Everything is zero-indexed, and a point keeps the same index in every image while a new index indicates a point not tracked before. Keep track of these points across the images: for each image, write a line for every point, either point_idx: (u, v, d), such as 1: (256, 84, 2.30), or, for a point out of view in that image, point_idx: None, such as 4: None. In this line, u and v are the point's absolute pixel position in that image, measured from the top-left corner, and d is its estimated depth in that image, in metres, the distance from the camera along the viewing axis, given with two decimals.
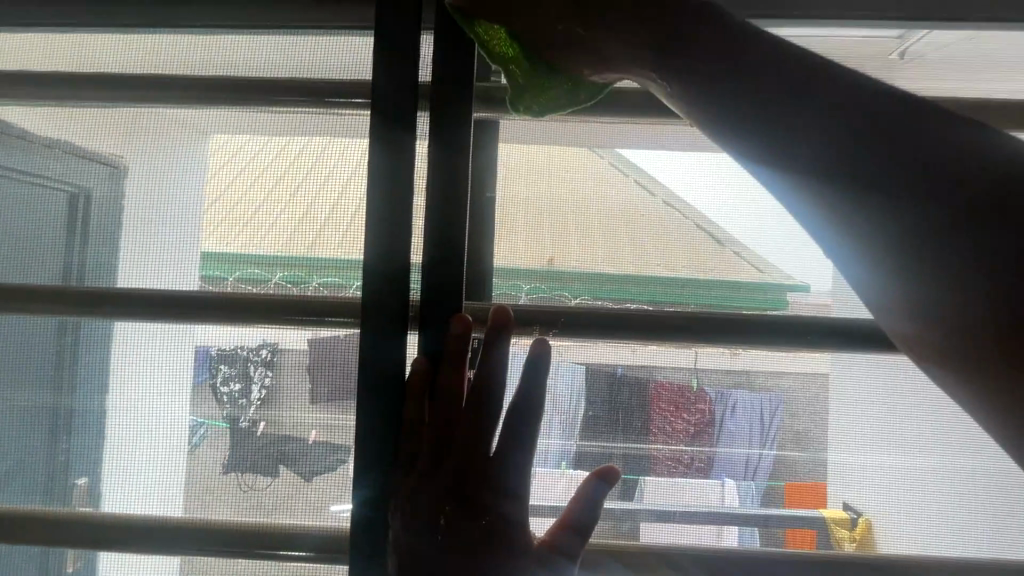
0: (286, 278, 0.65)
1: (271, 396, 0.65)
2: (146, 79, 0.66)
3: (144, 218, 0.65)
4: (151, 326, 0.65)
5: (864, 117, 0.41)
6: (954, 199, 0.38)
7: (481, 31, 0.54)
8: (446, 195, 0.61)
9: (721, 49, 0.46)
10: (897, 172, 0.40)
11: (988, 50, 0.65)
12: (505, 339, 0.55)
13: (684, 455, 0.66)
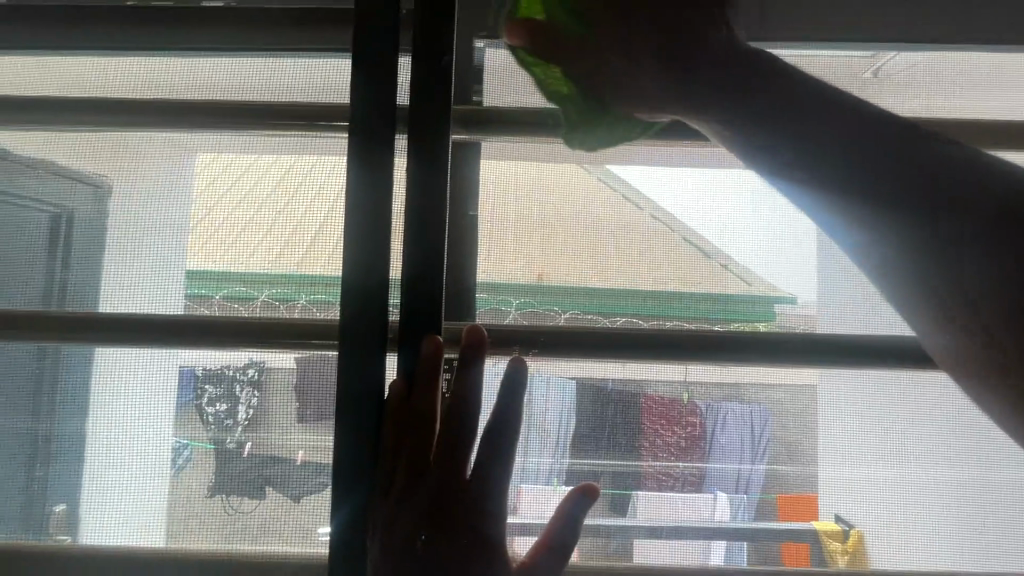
0: (274, 296, 0.64)
1: (257, 416, 0.64)
2: (135, 101, 0.67)
3: (128, 239, 0.65)
4: (136, 346, 0.64)
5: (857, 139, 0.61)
6: (977, 213, 0.57)
7: (541, 71, 0.63)
8: (426, 215, 0.61)
9: (723, 64, 0.63)
10: (911, 192, 0.59)
11: (958, 65, 0.67)
12: (480, 357, 0.58)
13: (675, 470, 0.66)
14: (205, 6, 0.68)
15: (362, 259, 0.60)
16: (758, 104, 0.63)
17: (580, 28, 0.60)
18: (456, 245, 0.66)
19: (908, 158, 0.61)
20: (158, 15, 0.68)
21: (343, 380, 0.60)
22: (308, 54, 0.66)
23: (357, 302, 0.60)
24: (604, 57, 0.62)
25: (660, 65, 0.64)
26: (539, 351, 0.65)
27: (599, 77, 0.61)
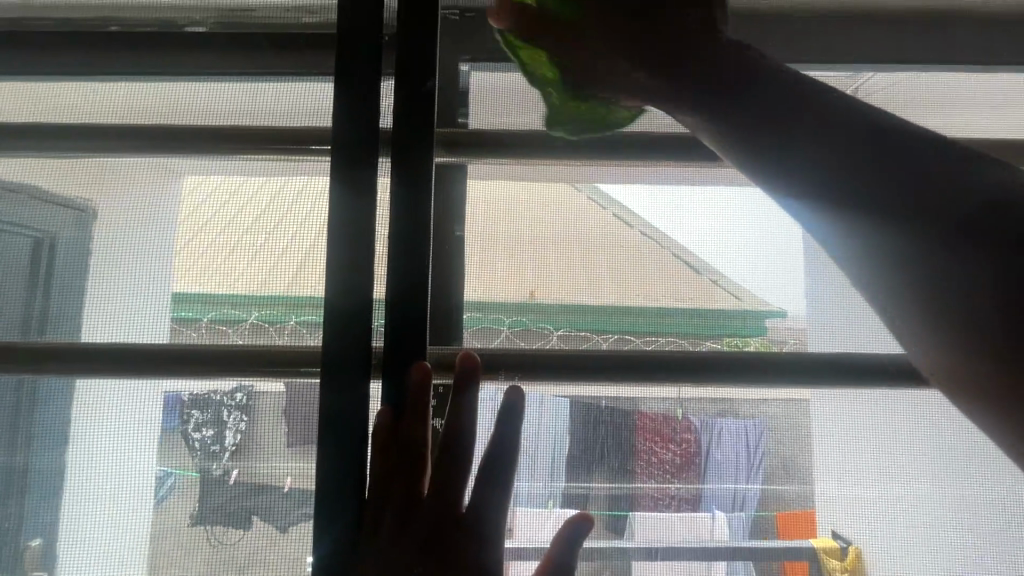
0: (263, 318, 0.64)
1: (245, 442, 0.63)
2: (119, 127, 0.67)
3: (111, 264, 0.64)
4: (118, 377, 0.63)
5: (866, 136, 0.48)
6: (965, 226, 0.43)
7: (527, 56, 0.61)
8: (411, 239, 0.60)
9: (716, 61, 0.54)
10: (901, 196, 0.45)
11: (935, 82, 0.69)
12: (474, 382, 0.57)
13: (671, 489, 0.65)
14: (193, 33, 0.68)
15: (347, 281, 0.60)
16: (764, 107, 0.51)
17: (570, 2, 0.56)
18: (447, 265, 0.66)
19: (926, 157, 0.46)
20: (143, 41, 0.68)
21: (328, 409, 0.59)
22: (297, 77, 0.67)
23: (340, 328, 0.60)
24: (586, 32, 0.56)
25: (673, 62, 0.56)
26: (530, 371, 0.65)
27: (580, 53, 0.57)
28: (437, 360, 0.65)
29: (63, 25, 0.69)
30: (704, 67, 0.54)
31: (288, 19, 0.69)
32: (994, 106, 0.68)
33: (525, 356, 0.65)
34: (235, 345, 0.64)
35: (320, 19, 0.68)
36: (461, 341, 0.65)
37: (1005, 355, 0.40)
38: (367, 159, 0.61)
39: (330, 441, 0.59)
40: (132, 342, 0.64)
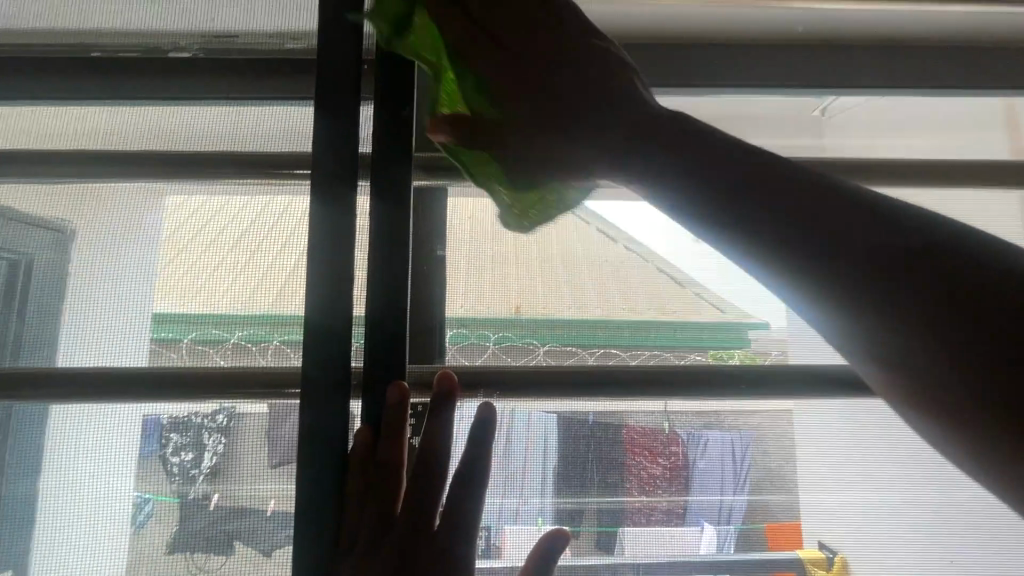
0: (245, 337, 0.63)
1: (226, 465, 0.61)
2: (96, 153, 0.66)
3: (89, 285, 0.63)
4: (96, 401, 0.62)
5: (749, 172, 0.48)
6: (860, 258, 0.44)
7: (451, 156, 0.54)
8: (393, 262, 0.62)
9: (586, 95, 0.50)
10: (785, 229, 0.46)
11: (887, 109, 0.74)
12: (450, 401, 0.59)
13: (661, 502, 0.65)
14: (176, 58, 0.68)
15: (328, 301, 0.59)
16: (627, 123, 0.50)
17: (480, 92, 0.50)
18: (430, 281, 0.66)
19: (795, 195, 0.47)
20: (125, 66, 0.68)
21: (308, 433, 0.58)
22: (279, 98, 0.67)
23: (321, 351, 0.59)
24: (507, 120, 0.51)
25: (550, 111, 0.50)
26: (514, 388, 0.65)
27: (496, 134, 0.51)
28: (416, 379, 0.64)
29: (39, 50, 0.69)
30: (551, 105, 0.50)
31: (272, 45, 0.68)
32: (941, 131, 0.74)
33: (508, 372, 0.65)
34: (218, 366, 0.63)
35: (304, 46, 0.68)
36: (443, 359, 0.65)
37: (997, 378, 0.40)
38: (348, 181, 0.60)
39: (308, 467, 0.58)
40: (110, 366, 0.62)
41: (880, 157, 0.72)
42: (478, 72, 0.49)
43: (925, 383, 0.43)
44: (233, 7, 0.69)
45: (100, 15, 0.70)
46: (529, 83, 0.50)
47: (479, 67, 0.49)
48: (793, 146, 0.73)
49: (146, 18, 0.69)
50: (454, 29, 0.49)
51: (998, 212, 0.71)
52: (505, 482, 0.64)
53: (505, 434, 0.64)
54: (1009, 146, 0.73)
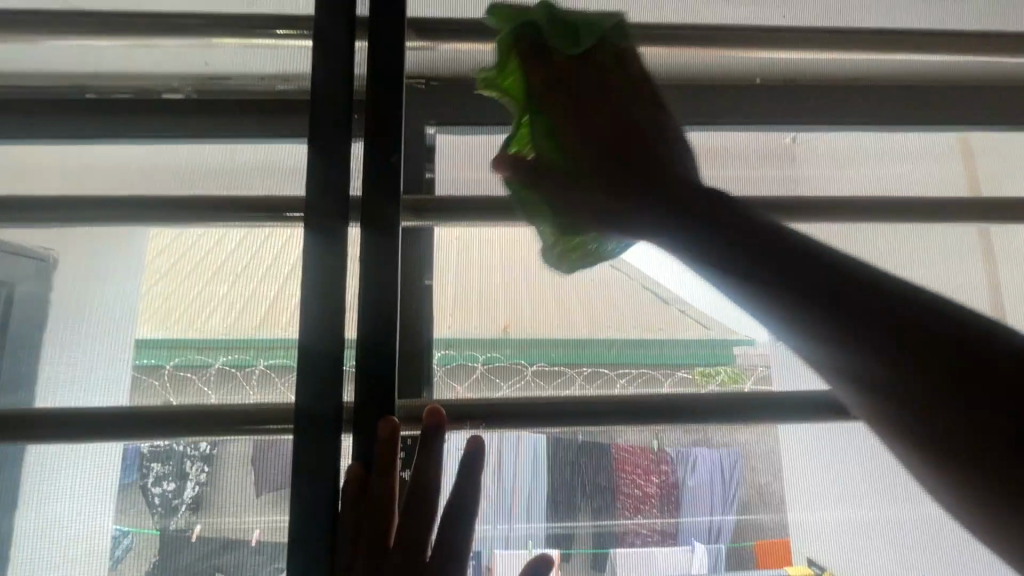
0: (230, 362, 0.62)
1: (210, 495, 0.60)
2: (63, 201, 0.64)
3: (71, 314, 0.63)
4: (69, 439, 0.60)
5: (785, 242, 0.49)
6: (893, 350, 0.44)
7: (519, 192, 0.60)
8: (377, 294, 0.60)
9: (608, 146, 0.57)
10: (816, 295, 0.47)
11: (858, 143, 0.76)
12: (440, 436, 0.58)
13: (655, 523, 0.65)
14: (167, 99, 0.70)
15: (315, 331, 0.59)
16: (636, 181, 0.56)
17: (552, 137, 0.57)
18: (415, 313, 0.66)
19: (805, 272, 0.48)
20: (114, 107, 0.69)
21: (300, 468, 0.58)
22: (268, 126, 0.68)
23: (313, 388, 0.59)
24: (574, 156, 0.57)
25: (631, 165, 0.56)
26: (503, 423, 0.63)
27: (549, 177, 0.57)
28: (405, 413, 0.63)
29: (30, 89, 0.69)
30: (636, 167, 0.56)
31: (262, 87, 0.71)
32: (908, 169, 0.76)
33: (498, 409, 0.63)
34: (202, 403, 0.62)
35: (295, 87, 0.70)
36: (429, 393, 0.65)
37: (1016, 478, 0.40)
38: (339, 215, 0.61)
39: (301, 500, 0.58)
40: (91, 404, 0.61)
41: (849, 190, 0.75)
42: (555, 123, 0.57)
43: (974, 474, 0.42)
44: (221, 49, 0.70)
45: (83, 58, 0.70)
46: (615, 152, 0.57)
47: (557, 123, 0.57)
48: (773, 177, 0.74)
49: (132, 60, 0.70)
50: (542, 85, 0.58)
51: (963, 240, 0.74)
52: (495, 507, 0.63)
53: (498, 458, 0.64)
54: (965, 183, 0.76)
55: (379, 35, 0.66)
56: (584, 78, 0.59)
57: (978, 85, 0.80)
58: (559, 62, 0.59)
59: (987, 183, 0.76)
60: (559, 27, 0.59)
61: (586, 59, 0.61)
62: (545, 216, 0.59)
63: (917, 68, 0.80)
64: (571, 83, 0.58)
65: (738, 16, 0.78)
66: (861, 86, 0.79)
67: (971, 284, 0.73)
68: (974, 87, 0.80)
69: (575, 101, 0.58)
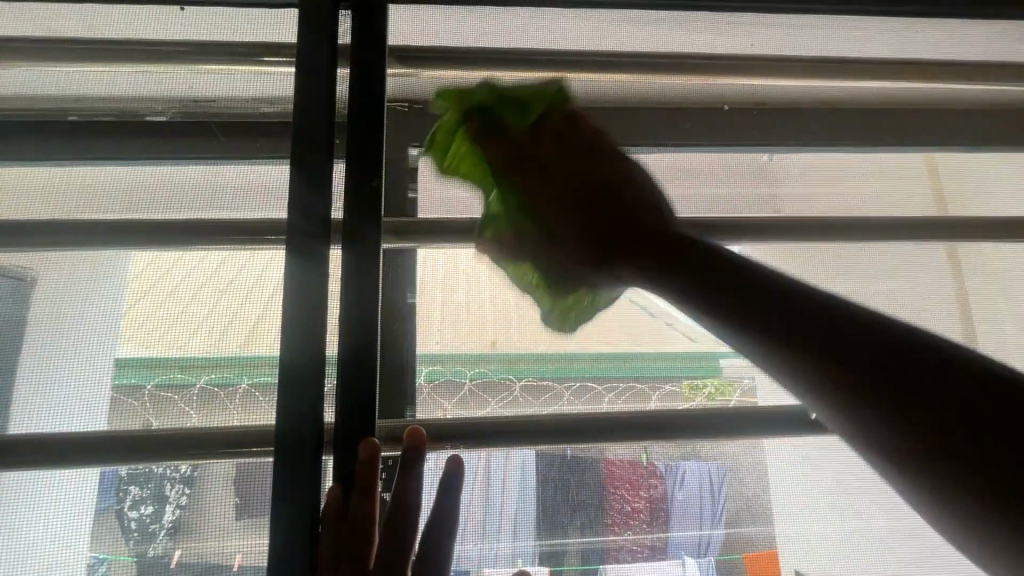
0: (213, 380, 0.61)
1: (190, 518, 0.59)
2: (40, 223, 0.64)
3: (48, 333, 0.62)
4: (41, 466, 0.59)
5: (719, 262, 0.51)
6: (788, 337, 0.47)
7: (515, 269, 0.61)
8: (360, 317, 0.60)
9: (578, 204, 0.55)
10: (751, 307, 0.48)
11: (828, 162, 0.79)
12: (420, 455, 0.58)
13: (645, 538, 0.64)
14: (153, 122, 0.70)
15: (291, 353, 0.57)
16: (624, 249, 0.54)
17: (526, 210, 0.56)
18: (397, 333, 0.66)
19: (743, 279, 0.50)
20: (94, 129, 0.69)
21: (275, 494, 0.55)
22: (251, 146, 0.68)
23: (292, 419, 0.56)
24: (557, 240, 0.56)
25: (607, 233, 0.55)
26: (487, 439, 0.63)
27: (535, 258, 0.58)
28: (385, 434, 0.62)
29: (10, 110, 0.69)
30: (620, 230, 0.54)
31: (246, 108, 0.70)
32: (878, 191, 0.79)
33: (485, 428, 0.64)
34: (184, 426, 0.61)
35: (280, 109, 0.70)
36: (413, 412, 0.64)
37: (942, 428, 0.40)
38: (321, 235, 0.60)
39: (278, 527, 0.55)
40: (70, 429, 0.60)
41: (822, 209, 0.77)
42: (529, 195, 0.56)
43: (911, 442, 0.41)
44: (206, 75, 0.70)
45: (65, 83, 0.70)
46: (578, 206, 0.55)
47: (528, 199, 0.56)
48: (749, 196, 0.76)
49: (118, 82, 0.70)
50: (506, 167, 0.56)
51: (927, 257, 0.77)
52: (483, 525, 0.63)
53: (483, 473, 0.63)
54: (932, 202, 0.80)
55: (363, 65, 0.66)
56: (546, 141, 0.56)
57: (938, 110, 0.83)
58: (520, 140, 0.56)
59: (950, 204, 0.80)
60: (512, 104, 0.55)
61: (540, 130, 0.56)
62: (541, 285, 0.60)
63: (882, 93, 0.83)
64: (532, 150, 0.56)
65: (706, 47, 0.80)
66: (827, 109, 0.82)
67: (937, 297, 0.76)
68: (938, 114, 0.83)
69: (539, 161, 0.56)
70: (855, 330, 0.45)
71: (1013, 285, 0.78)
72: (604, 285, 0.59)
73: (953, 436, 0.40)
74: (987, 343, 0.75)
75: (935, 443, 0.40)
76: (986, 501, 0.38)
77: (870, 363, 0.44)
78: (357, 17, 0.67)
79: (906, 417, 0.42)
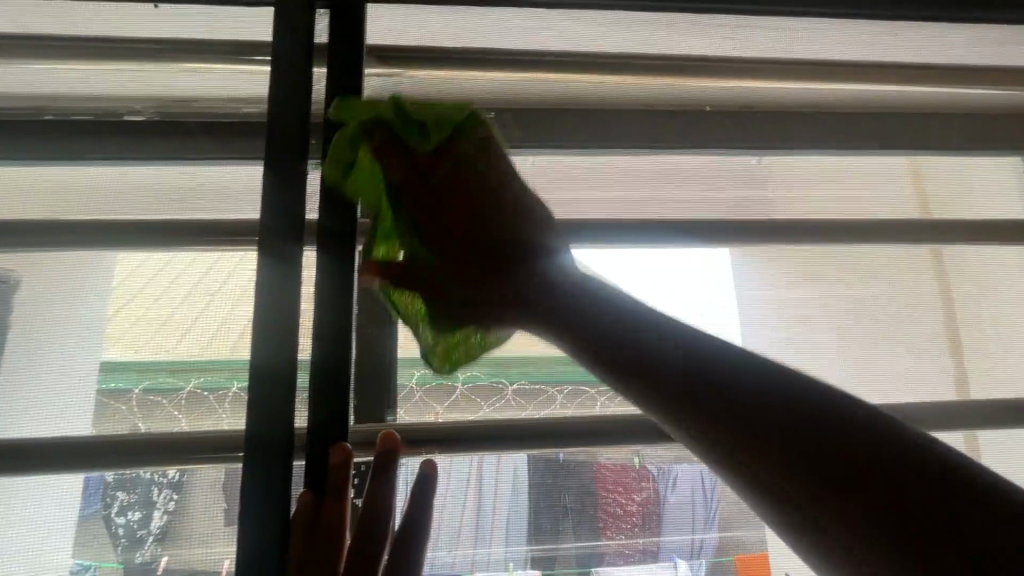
0: (201, 385, 0.61)
1: (177, 525, 0.58)
2: (21, 224, 0.63)
3: (32, 337, 0.61)
4: (20, 472, 0.58)
5: (623, 325, 0.51)
6: (673, 390, 0.47)
7: (396, 299, 0.56)
8: (335, 317, 0.60)
9: (472, 244, 0.54)
10: (643, 361, 0.49)
11: (815, 165, 0.80)
12: (393, 460, 0.58)
13: (636, 542, 0.64)
14: (129, 122, 0.68)
15: (266, 356, 0.55)
16: (515, 288, 0.54)
17: (420, 242, 0.53)
18: (378, 336, 0.65)
19: (632, 336, 0.50)
20: (77, 129, 0.67)
21: (248, 495, 0.54)
22: (237, 147, 0.67)
23: (265, 421, 0.55)
24: (443, 266, 0.53)
25: (497, 274, 0.54)
26: (477, 450, 0.63)
27: (416, 280, 0.53)
28: (360, 438, 0.62)
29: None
30: (512, 269, 0.54)
31: (227, 109, 0.69)
32: (863, 193, 0.80)
33: (470, 435, 0.63)
34: (171, 430, 0.60)
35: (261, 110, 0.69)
36: (394, 416, 0.64)
37: (823, 492, 0.40)
38: (297, 236, 0.59)
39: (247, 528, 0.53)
40: (53, 433, 0.59)
41: (808, 212, 0.78)
42: (416, 219, 0.53)
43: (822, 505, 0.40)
44: (191, 76, 0.70)
45: (52, 84, 0.69)
46: (464, 252, 0.54)
47: (419, 222, 0.53)
48: (737, 198, 0.77)
49: (103, 82, 0.70)
50: (396, 182, 0.53)
51: (912, 257, 0.78)
52: (473, 530, 0.62)
53: (472, 478, 0.63)
54: (914, 204, 0.80)
55: (339, 65, 0.66)
56: (449, 170, 0.53)
57: (925, 112, 0.83)
58: (417, 156, 0.53)
59: (934, 206, 0.81)
60: (414, 122, 0.52)
61: (440, 155, 0.53)
62: (423, 317, 0.55)
63: (869, 97, 0.83)
64: (432, 178, 0.53)
65: (690, 51, 0.80)
66: (819, 113, 0.81)
67: (922, 297, 0.77)
68: (928, 117, 0.83)
69: (432, 189, 0.53)
70: (736, 405, 0.45)
71: (996, 285, 0.79)
72: (500, 325, 0.55)
73: (842, 501, 0.39)
74: (971, 342, 0.76)
75: (826, 507, 0.39)
76: (851, 559, 0.38)
77: (769, 435, 0.43)
78: (334, 17, 0.68)
79: (814, 477, 0.40)
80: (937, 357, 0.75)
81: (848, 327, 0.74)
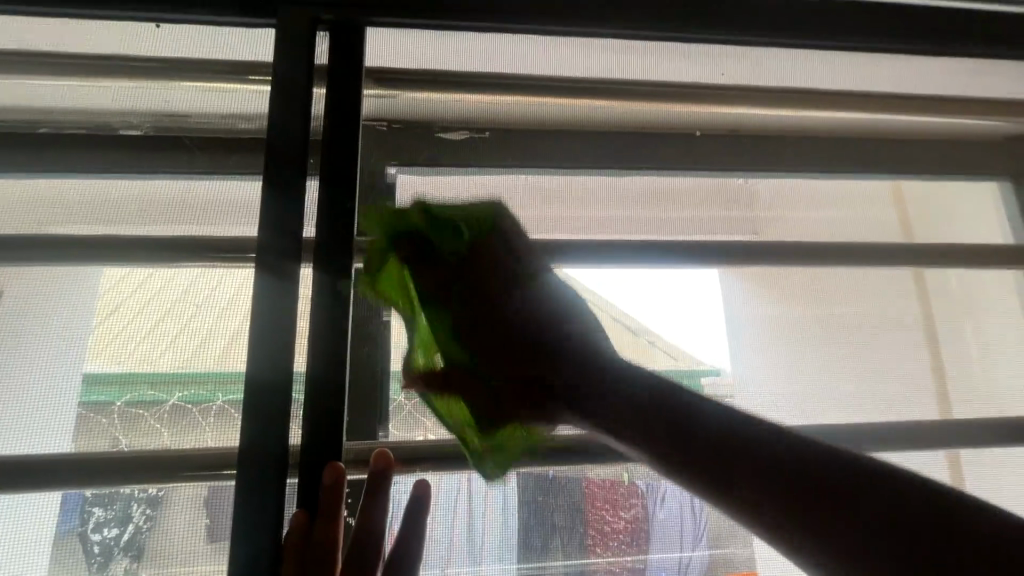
0: (184, 398, 0.60)
1: (154, 542, 0.56)
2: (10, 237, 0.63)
3: (14, 346, 0.60)
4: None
5: (587, 380, 0.62)
6: (660, 436, 0.59)
7: (439, 404, 0.62)
8: (327, 335, 0.59)
9: (529, 358, 0.63)
10: (670, 442, 0.59)
11: (804, 186, 0.82)
12: (387, 480, 0.59)
13: (624, 560, 0.64)
14: (124, 136, 0.68)
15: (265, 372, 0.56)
16: (544, 390, 0.63)
17: (468, 356, 0.61)
18: (361, 356, 0.63)
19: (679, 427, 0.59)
20: (75, 144, 0.67)
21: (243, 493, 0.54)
22: (229, 162, 0.68)
23: (259, 438, 0.55)
24: (482, 397, 0.61)
25: (523, 398, 0.63)
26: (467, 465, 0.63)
27: (479, 399, 0.61)
28: (352, 456, 0.61)
29: None
30: (557, 389, 0.63)
31: (223, 125, 0.70)
32: (849, 214, 0.82)
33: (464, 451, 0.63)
34: (151, 445, 0.58)
35: (257, 126, 0.69)
36: (385, 433, 0.63)
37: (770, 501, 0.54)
38: (291, 254, 0.60)
39: (242, 534, 0.54)
40: (30, 450, 0.57)
41: (796, 233, 0.79)
42: (455, 331, 0.61)
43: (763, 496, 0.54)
44: (187, 93, 0.71)
45: (49, 98, 0.69)
46: (483, 335, 0.63)
47: (445, 331, 0.61)
48: (731, 217, 0.78)
49: (98, 97, 0.70)
50: (431, 293, 0.61)
51: (897, 278, 0.79)
52: (457, 550, 0.61)
53: (461, 495, 0.62)
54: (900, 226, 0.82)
55: (337, 83, 0.67)
56: (473, 271, 0.63)
57: (905, 140, 0.86)
58: (450, 260, 0.62)
59: (919, 228, 0.82)
60: (441, 224, 0.63)
61: (474, 249, 0.64)
62: (467, 422, 0.61)
63: (855, 124, 0.86)
64: (464, 284, 0.63)
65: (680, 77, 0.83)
66: (803, 137, 0.84)
67: (907, 317, 0.78)
68: (910, 140, 0.87)
69: (466, 285, 0.63)
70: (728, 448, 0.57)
71: (980, 306, 0.81)
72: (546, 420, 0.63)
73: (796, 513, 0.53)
74: (954, 361, 0.78)
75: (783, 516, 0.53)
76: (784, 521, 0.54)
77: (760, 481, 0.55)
78: (333, 37, 0.69)
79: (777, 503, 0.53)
80: (924, 376, 0.76)
81: (837, 347, 0.75)
